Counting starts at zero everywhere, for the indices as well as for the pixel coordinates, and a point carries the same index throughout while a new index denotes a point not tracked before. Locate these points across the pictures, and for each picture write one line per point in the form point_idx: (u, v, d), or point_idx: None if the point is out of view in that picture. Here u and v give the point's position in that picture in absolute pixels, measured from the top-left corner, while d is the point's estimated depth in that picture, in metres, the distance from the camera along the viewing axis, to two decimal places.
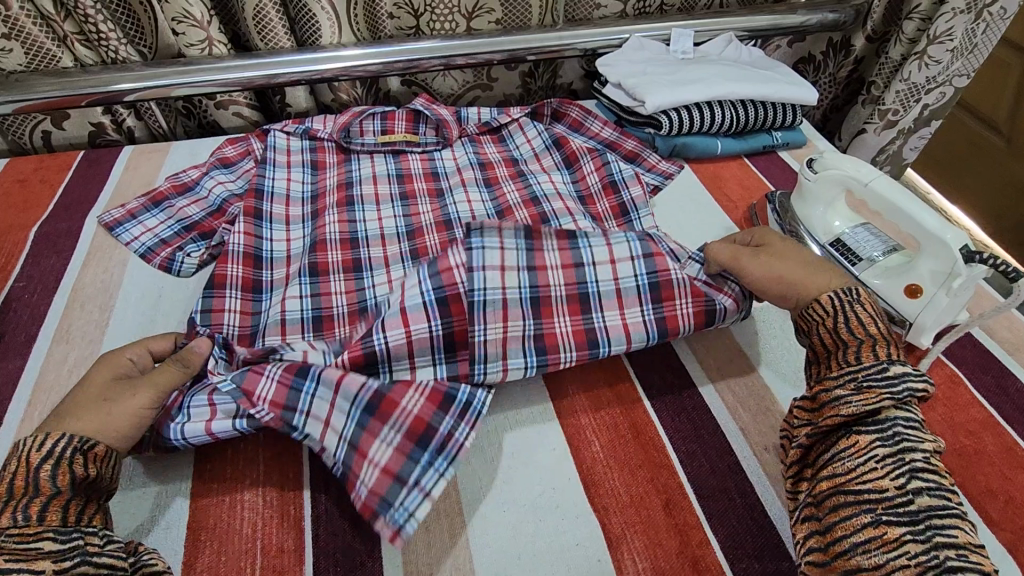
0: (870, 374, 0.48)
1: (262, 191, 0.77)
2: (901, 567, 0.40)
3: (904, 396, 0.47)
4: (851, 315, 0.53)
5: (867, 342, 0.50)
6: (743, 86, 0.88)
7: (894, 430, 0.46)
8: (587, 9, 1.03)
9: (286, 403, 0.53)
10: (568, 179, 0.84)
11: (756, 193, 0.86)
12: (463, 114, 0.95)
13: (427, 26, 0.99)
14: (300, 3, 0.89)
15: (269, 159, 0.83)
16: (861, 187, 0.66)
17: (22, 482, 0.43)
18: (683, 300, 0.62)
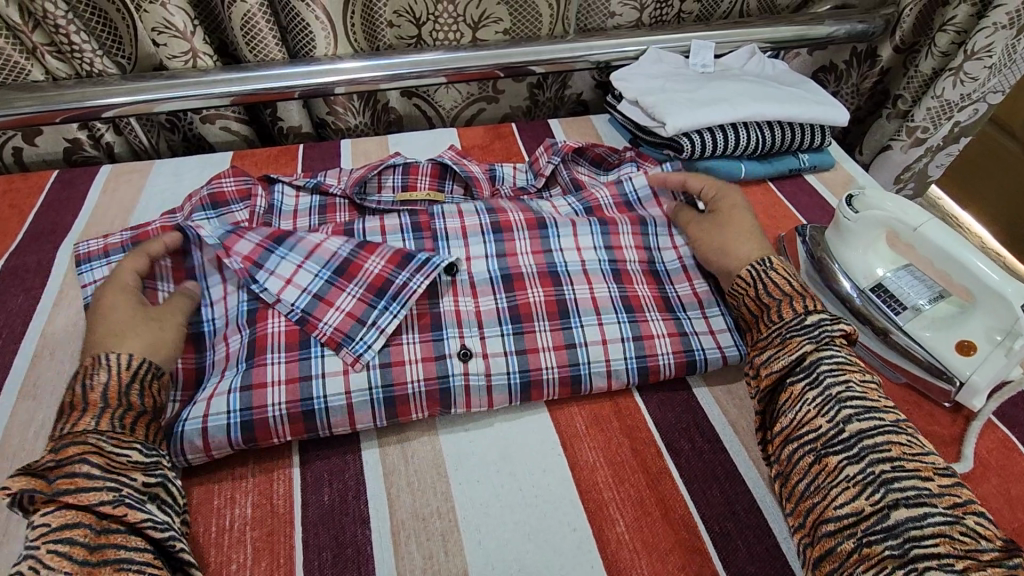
0: (791, 325, 0.52)
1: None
2: (846, 491, 0.43)
3: (822, 341, 0.50)
4: (772, 277, 0.57)
5: (787, 299, 0.54)
6: (770, 107, 0.82)
7: (820, 372, 0.49)
8: (601, 18, 0.96)
9: (259, 260, 0.60)
10: (574, 199, 0.76)
11: (784, 223, 0.80)
12: (498, 173, 0.84)
13: (429, 35, 0.92)
14: (292, 12, 0.82)
15: (278, 204, 0.79)
16: (908, 231, 0.59)
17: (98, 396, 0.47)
18: (663, 349, 0.61)
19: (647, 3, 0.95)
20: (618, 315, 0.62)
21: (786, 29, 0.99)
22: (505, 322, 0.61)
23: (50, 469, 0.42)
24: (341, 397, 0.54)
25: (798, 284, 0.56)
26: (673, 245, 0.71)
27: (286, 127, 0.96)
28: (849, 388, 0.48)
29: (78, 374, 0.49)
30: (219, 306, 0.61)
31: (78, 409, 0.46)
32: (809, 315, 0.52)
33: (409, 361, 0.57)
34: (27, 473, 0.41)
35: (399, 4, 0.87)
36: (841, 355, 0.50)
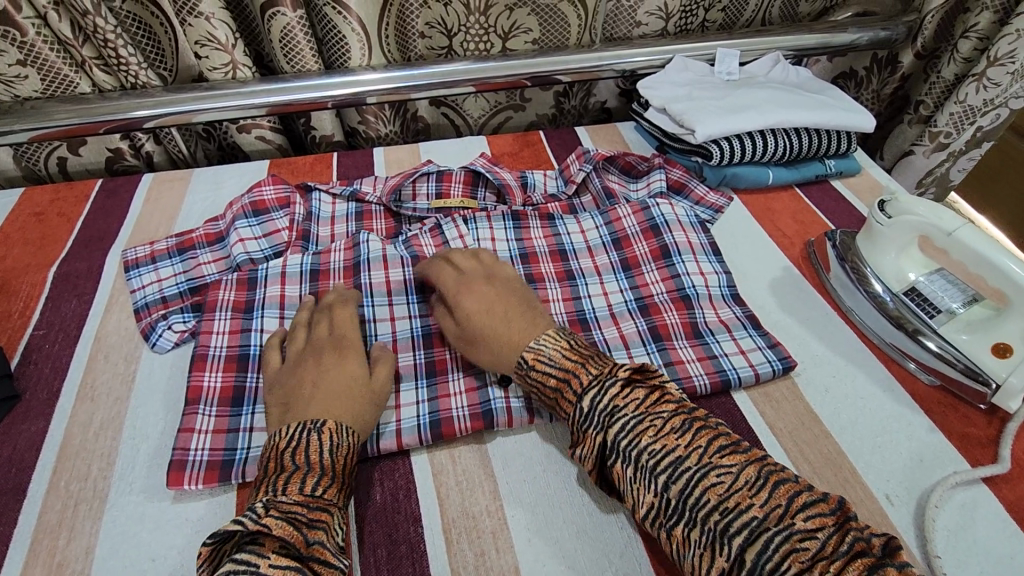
0: (578, 418, 0.50)
1: (308, 242, 0.76)
2: (698, 556, 0.42)
3: (607, 420, 0.49)
4: (534, 380, 0.54)
5: (559, 395, 0.52)
6: (797, 113, 0.83)
7: (619, 447, 0.47)
8: (627, 27, 0.98)
9: None
10: (601, 221, 0.79)
11: (813, 227, 0.81)
12: (529, 180, 0.86)
13: (460, 46, 0.93)
14: (329, 24, 0.84)
15: (316, 211, 0.81)
16: (943, 236, 0.60)
17: (326, 459, 0.49)
18: (697, 371, 0.61)
19: (673, 12, 0.97)
20: (647, 346, 0.65)
21: (809, 36, 1.00)
22: None
23: (302, 523, 0.44)
24: (391, 425, 0.58)
25: (563, 357, 0.53)
26: (701, 271, 0.71)
27: (318, 135, 0.98)
28: (645, 449, 0.46)
29: (319, 432, 0.50)
30: (270, 335, 0.66)
31: (320, 472, 0.48)
32: (582, 401, 0.50)
33: (453, 392, 0.61)
34: (284, 517, 0.44)
35: (430, 15, 0.88)
36: (630, 417, 0.48)
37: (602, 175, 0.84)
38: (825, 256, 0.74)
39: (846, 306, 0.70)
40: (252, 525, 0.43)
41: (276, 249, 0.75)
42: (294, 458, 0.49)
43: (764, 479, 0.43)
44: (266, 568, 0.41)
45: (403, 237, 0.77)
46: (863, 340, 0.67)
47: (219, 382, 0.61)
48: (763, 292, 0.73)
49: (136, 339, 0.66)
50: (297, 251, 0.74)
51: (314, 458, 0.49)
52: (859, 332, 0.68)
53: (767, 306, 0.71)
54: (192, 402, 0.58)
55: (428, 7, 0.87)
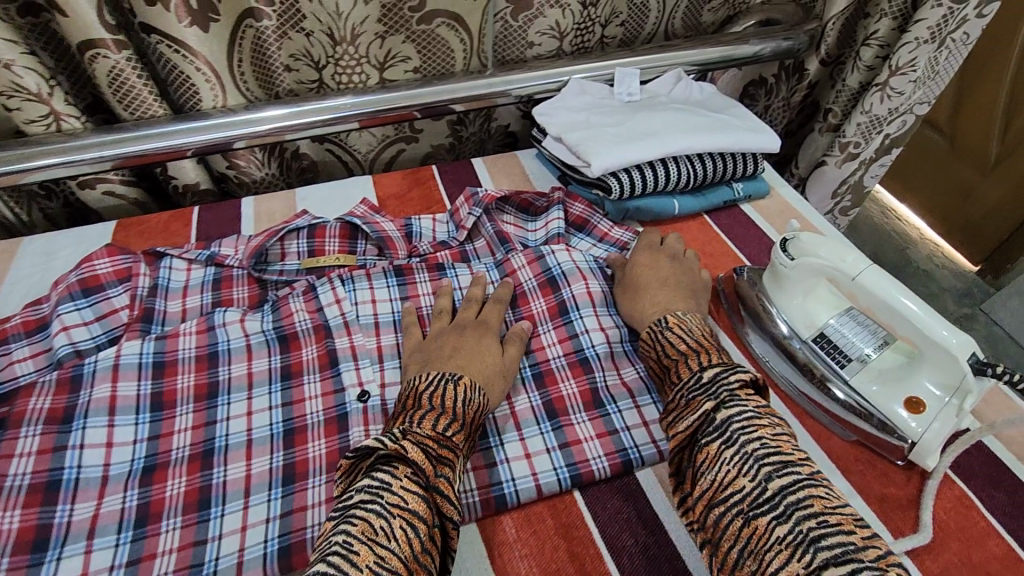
0: (717, 378, 0.50)
1: (150, 323, 0.65)
2: (777, 556, 0.39)
3: (724, 398, 0.49)
4: (667, 338, 0.57)
5: (683, 359, 0.54)
6: (698, 138, 0.77)
7: (729, 427, 0.47)
8: (519, 49, 0.90)
9: (168, 426, 0.58)
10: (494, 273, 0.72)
11: (722, 261, 0.76)
12: (415, 228, 0.77)
13: (332, 79, 0.83)
14: (168, 65, 0.73)
15: (164, 281, 0.69)
16: (847, 281, 0.55)
17: (460, 408, 0.52)
18: (595, 453, 0.57)
19: (566, 31, 0.90)
20: (541, 425, 0.59)
21: (711, 50, 0.95)
22: None
23: (433, 455, 0.47)
24: (233, 556, 0.50)
25: (699, 340, 0.56)
26: (601, 326, 0.65)
27: (180, 184, 0.86)
28: (758, 438, 0.45)
29: (454, 382, 0.53)
30: (95, 451, 0.54)
31: (452, 417, 0.51)
32: (703, 372, 0.51)
33: (312, 504, 0.53)
34: (418, 444, 0.47)
35: (294, 47, 0.78)
36: (749, 409, 0.48)
37: (495, 219, 0.77)
38: (734, 296, 0.68)
39: (756, 353, 0.64)
40: (391, 444, 0.46)
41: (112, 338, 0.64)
42: (432, 391, 0.53)
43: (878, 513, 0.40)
44: (396, 487, 0.44)
45: (267, 308, 0.68)
46: (775, 391, 0.62)
47: (16, 523, 0.49)
48: None
49: None
50: (134, 336, 0.63)
51: (449, 405, 0.52)
52: (771, 381, 0.62)
53: None
54: None
55: (288, 37, 0.77)
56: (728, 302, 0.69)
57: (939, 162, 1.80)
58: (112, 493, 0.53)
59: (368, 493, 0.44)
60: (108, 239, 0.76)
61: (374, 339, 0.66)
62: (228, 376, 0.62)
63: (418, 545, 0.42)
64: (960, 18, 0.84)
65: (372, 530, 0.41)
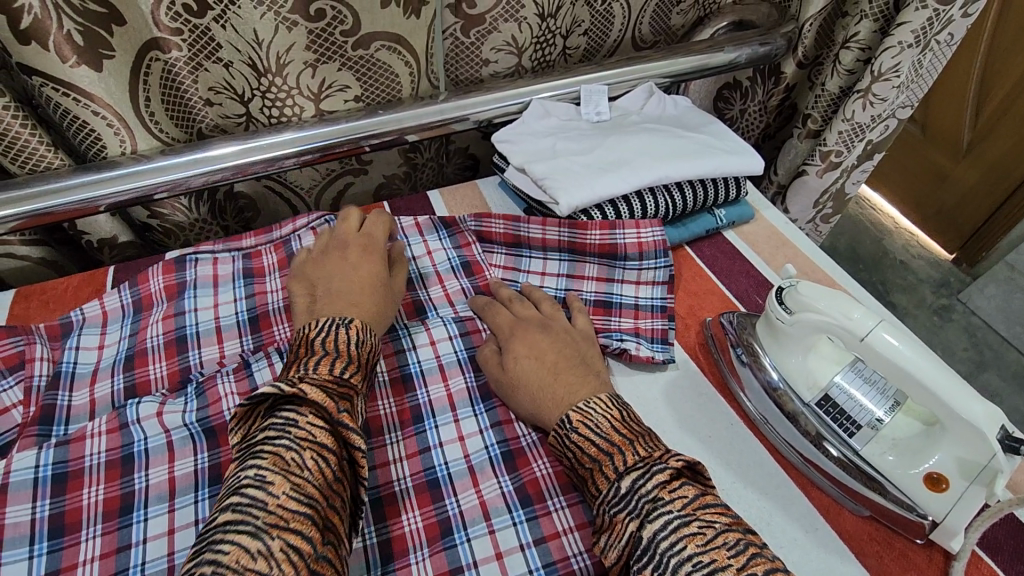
0: (609, 501, 0.45)
1: (52, 424, 0.55)
2: None
3: (646, 510, 0.43)
4: (574, 444, 0.49)
5: (597, 468, 0.47)
6: (675, 166, 0.70)
7: (653, 549, 0.42)
8: (474, 68, 0.81)
9: (71, 558, 0.48)
10: (455, 330, 0.63)
11: (708, 301, 0.69)
12: None
13: (261, 112, 0.73)
14: (58, 110, 0.62)
15: (68, 366, 0.59)
16: (854, 343, 0.48)
17: (350, 345, 0.51)
18: (575, 547, 0.49)
19: (525, 46, 0.81)
20: (513, 514, 0.51)
21: (681, 60, 0.88)
22: (373, 564, 0.48)
23: (335, 393, 0.47)
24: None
25: (615, 432, 0.48)
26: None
27: (95, 239, 0.76)
28: (689, 559, 0.40)
29: (346, 325, 0.52)
30: None
31: (345, 360, 0.49)
32: (622, 481, 0.45)
33: None
34: (318, 385, 0.46)
35: (211, 79, 0.68)
36: (675, 515, 0.42)
37: (483, 258, 0.71)
38: (726, 347, 0.61)
39: (750, 413, 0.57)
40: (288, 389, 0.45)
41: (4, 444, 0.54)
42: (320, 330, 0.51)
43: None
44: (303, 423, 0.44)
45: (191, 392, 0.57)
46: (774, 455, 0.55)
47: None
48: (655, 403, 0.59)
49: None
50: (29, 442, 0.53)
51: (341, 347, 0.50)
52: (767, 443, 0.56)
53: (661, 424, 0.57)
54: None
55: (203, 69, 0.66)
56: (716, 354, 0.63)
57: (909, 150, 1.77)
58: None
59: (275, 430, 0.43)
60: (5, 314, 0.66)
61: None
62: (144, 484, 0.52)
63: (333, 474, 0.43)
64: (946, 20, 0.78)
65: (284, 462, 0.41)
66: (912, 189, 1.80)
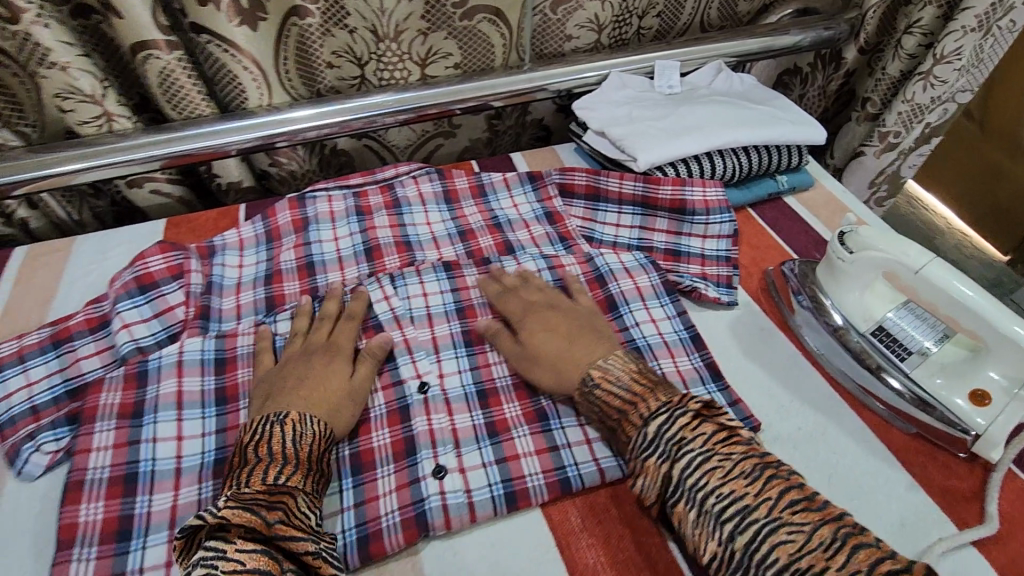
0: (638, 444, 0.49)
1: (208, 320, 0.66)
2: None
3: (674, 452, 0.48)
4: (599, 399, 0.53)
5: (623, 418, 0.51)
6: (744, 131, 0.77)
7: (681, 486, 0.47)
8: (557, 42, 0.90)
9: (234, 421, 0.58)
10: (544, 266, 0.74)
11: (770, 253, 0.76)
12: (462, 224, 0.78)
13: (374, 75, 0.83)
14: (215, 64, 0.73)
15: (218, 278, 0.71)
16: (909, 275, 0.55)
17: (279, 447, 0.49)
18: None
19: (605, 24, 0.90)
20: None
21: (748, 40, 0.94)
22: (483, 440, 0.57)
23: (261, 507, 0.44)
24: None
25: (635, 380, 0.53)
26: (652, 318, 0.66)
27: (225, 182, 0.87)
28: (712, 492, 0.45)
29: (281, 424, 0.51)
30: (167, 445, 0.55)
31: (283, 461, 0.48)
32: (647, 427, 0.49)
33: (382, 493, 0.53)
34: (242, 505, 0.44)
35: (336, 44, 0.78)
36: (697, 453, 0.47)
37: (563, 208, 0.80)
38: (786, 291, 0.69)
39: (809, 346, 0.64)
40: (212, 517, 0.43)
41: (171, 333, 0.65)
42: (258, 436, 0.50)
43: (842, 542, 0.41)
44: (231, 553, 0.42)
45: (323, 302, 0.68)
46: (831, 383, 0.62)
47: (99, 515, 0.50)
48: (722, 334, 0.67)
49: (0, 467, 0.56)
50: (194, 333, 0.64)
51: (276, 449, 0.49)
52: (824, 370, 0.63)
53: (726, 349, 0.65)
54: (65, 544, 0.48)
55: (331, 34, 0.77)
56: (777, 296, 0.70)
57: (963, 148, 1.77)
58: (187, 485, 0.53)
59: (202, 566, 0.41)
60: (160, 236, 0.77)
61: (428, 330, 0.66)
62: None
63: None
64: (1009, 5, 0.83)
65: None
66: (964, 189, 1.80)
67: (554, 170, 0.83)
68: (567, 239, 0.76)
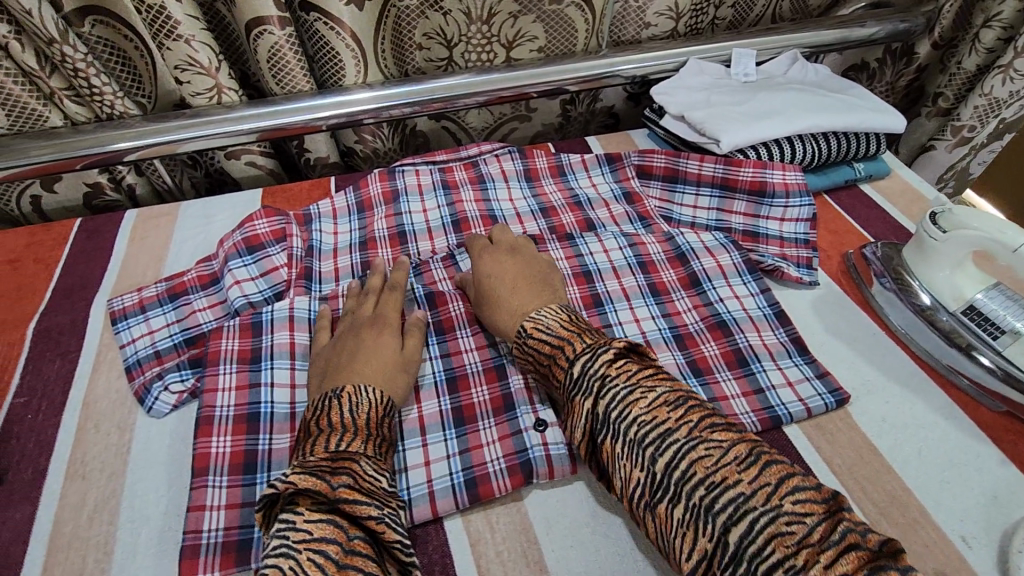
0: (569, 386, 0.50)
1: (310, 282, 0.71)
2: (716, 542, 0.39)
3: (596, 389, 0.48)
4: (531, 348, 0.55)
5: (553, 362, 0.53)
6: (826, 117, 0.79)
7: (607, 420, 0.47)
8: (635, 29, 0.92)
9: None
10: (624, 243, 0.75)
11: (848, 238, 0.77)
12: (543, 201, 0.81)
13: (461, 57, 0.86)
14: (318, 41, 0.78)
15: (317, 244, 0.75)
16: (1007, 253, 0.57)
17: (339, 418, 0.50)
18: (743, 405, 0.58)
19: (683, 12, 0.91)
20: (688, 380, 0.60)
21: (823, 31, 0.95)
22: None
23: (327, 472, 0.45)
24: (423, 486, 0.53)
25: (564, 329, 0.54)
26: (735, 295, 0.68)
27: (312, 157, 0.92)
28: (634, 421, 0.45)
29: (338, 398, 0.51)
30: (283, 391, 0.59)
31: (343, 430, 0.49)
32: (573, 367, 0.50)
33: (486, 442, 0.56)
34: (308, 472, 0.45)
35: (429, 26, 0.82)
36: (620, 387, 0.47)
37: (641, 190, 0.82)
38: (869, 273, 0.70)
39: (893, 324, 0.66)
40: (282, 485, 0.44)
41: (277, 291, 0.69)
42: (324, 407, 0.51)
43: (757, 463, 0.41)
44: (300, 523, 0.42)
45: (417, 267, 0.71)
46: (917, 361, 0.63)
47: (228, 448, 0.54)
48: (805, 311, 0.68)
49: (128, 404, 0.60)
50: (300, 292, 0.68)
51: (337, 419, 0.50)
52: (908, 351, 0.64)
53: (810, 325, 0.66)
54: (200, 470, 0.52)
55: (425, 16, 0.80)
56: (859, 279, 0.71)
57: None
58: None
59: (275, 538, 0.42)
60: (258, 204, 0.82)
61: None
62: None
63: (337, 563, 0.41)
64: None
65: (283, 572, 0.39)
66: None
67: (632, 152, 0.85)
68: (646, 218, 0.78)
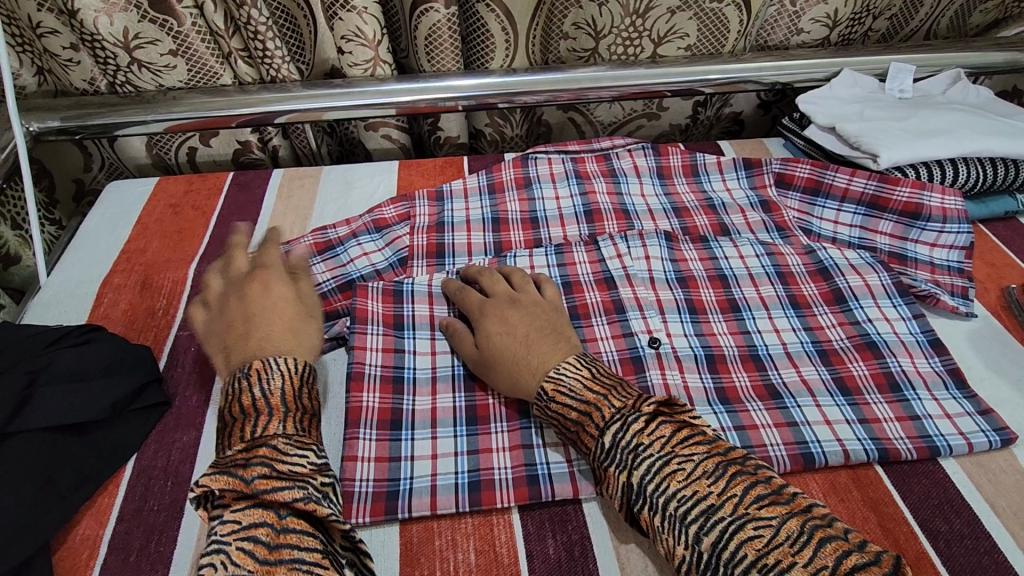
0: (598, 457, 0.48)
1: (443, 256, 0.72)
2: None
3: (630, 460, 0.47)
4: (555, 413, 0.51)
5: (581, 429, 0.50)
6: (998, 142, 0.75)
7: (641, 492, 0.46)
8: (785, 35, 0.90)
9: None
10: (761, 251, 0.73)
11: (1008, 272, 0.72)
12: (676, 201, 0.80)
13: (606, 50, 0.86)
14: (475, 23, 0.81)
15: (448, 218, 0.76)
16: None
17: (250, 400, 0.47)
18: (898, 432, 0.55)
19: (841, 21, 0.88)
20: (835, 398, 0.58)
21: (988, 52, 0.90)
22: (716, 403, 0.58)
23: (238, 466, 0.44)
24: (562, 466, 0.53)
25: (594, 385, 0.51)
26: (885, 317, 0.65)
27: (443, 136, 0.94)
28: (674, 496, 0.44)
29: (246, 377, 0.48)
30: (423, 358, 0.61)
31: (257, 414, 0.47)
32: (604, 437, 0.48)
33: None
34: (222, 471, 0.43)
35: (581, 15, 0.82)
36: (654, 458, 0.46)
37: (778, 199, 0.79)
38: None
39: None
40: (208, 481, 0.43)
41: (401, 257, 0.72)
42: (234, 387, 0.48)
43: (808, 535, 0.40)
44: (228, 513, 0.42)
45: (551, 250, 0.72)
46: None
47: (377, 403, 0.57)
48: (961, 342, 0.65)
49: None
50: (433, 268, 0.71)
51: (247, 402, 0.47)
52: None
53: (968, 360, 0.63)
54: (352, 423, 0.54)
55: (579, 6, 0.81)
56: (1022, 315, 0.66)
57: None
58: (443, 395, 0.59)
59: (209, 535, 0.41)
60: (395, 177, 0.85)
61: (652, 292, 0.69)
62: None
63: (269, 546, 0.41)
64: None
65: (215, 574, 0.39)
66: None
67: (771, 160, 0.82)
68: (785, 228, 0.76)
